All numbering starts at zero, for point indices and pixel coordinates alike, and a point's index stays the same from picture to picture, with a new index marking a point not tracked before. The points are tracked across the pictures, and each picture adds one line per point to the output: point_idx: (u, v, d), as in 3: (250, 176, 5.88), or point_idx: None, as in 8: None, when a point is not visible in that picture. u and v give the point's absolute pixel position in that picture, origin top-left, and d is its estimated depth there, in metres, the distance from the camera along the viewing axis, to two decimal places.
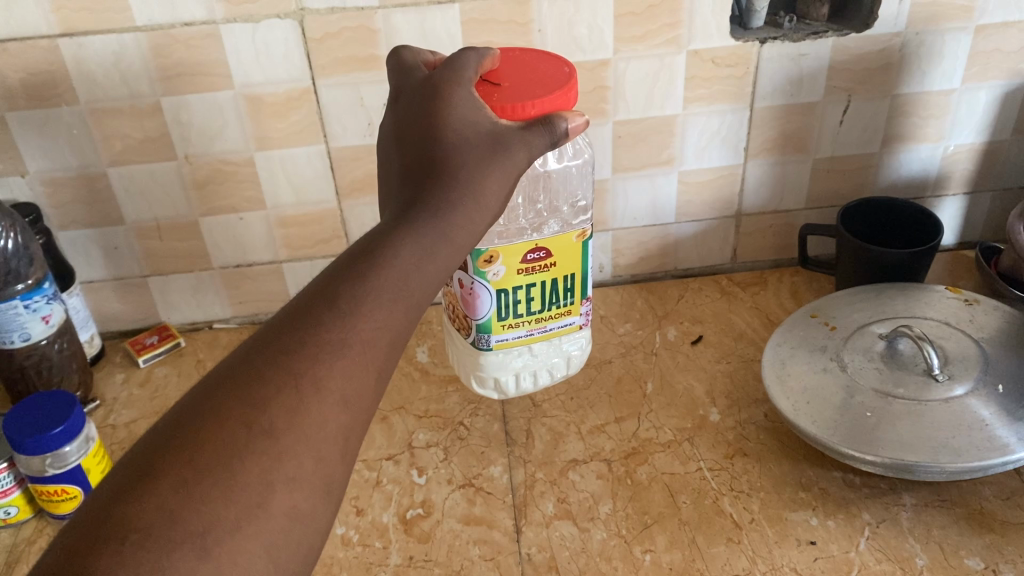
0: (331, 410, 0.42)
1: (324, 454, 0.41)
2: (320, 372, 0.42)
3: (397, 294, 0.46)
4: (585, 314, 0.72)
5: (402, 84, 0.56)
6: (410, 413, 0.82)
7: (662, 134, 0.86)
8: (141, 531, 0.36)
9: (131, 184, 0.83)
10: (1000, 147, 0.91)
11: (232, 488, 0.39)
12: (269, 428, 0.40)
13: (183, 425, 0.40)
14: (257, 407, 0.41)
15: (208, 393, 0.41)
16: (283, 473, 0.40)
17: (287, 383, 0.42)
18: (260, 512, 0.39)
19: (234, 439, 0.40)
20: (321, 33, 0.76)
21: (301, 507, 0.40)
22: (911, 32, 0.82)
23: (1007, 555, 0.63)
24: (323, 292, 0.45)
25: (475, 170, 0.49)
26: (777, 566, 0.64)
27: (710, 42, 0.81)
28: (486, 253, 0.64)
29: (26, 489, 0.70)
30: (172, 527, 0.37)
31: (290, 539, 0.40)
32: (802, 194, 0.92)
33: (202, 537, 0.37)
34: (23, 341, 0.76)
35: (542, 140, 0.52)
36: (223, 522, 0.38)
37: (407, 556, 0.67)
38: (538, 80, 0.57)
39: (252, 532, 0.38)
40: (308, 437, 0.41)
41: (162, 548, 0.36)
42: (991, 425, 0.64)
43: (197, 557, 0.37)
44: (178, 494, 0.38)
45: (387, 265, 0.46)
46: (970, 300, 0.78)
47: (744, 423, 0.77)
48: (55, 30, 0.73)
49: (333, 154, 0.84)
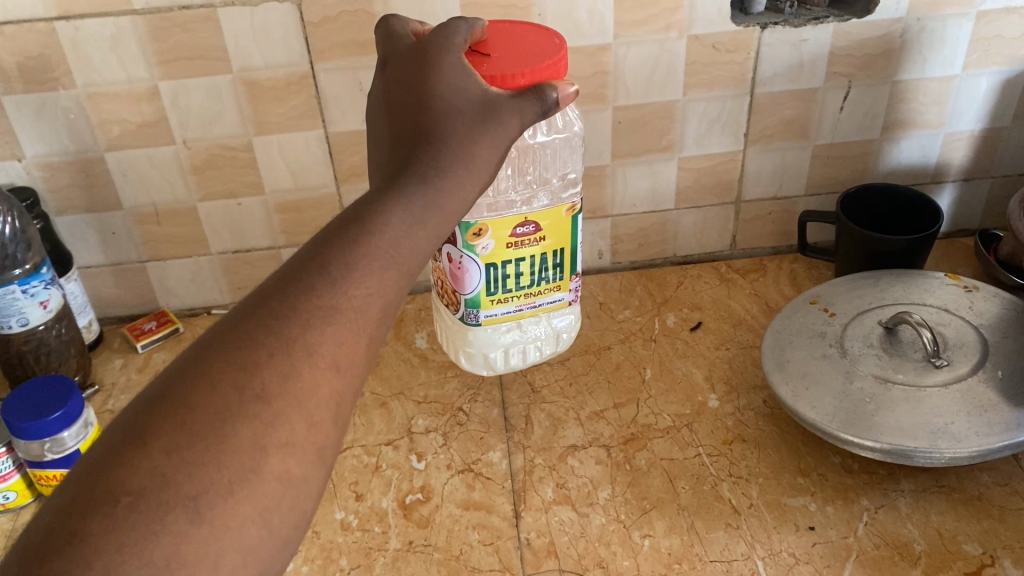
0: (323, 376, 0.42)
1: (316, 419, 0.41)
2: (312, 338, 0.42)
3: (388, 262, 0.45)
4: (574, 291, 0.73)
5: (390, 51, 0.56)
6: (409, 398, 0.82)
7: (662, 120, 0.86)
8: (133, 494, 0.36)
9: (128, 169, 0.82)
10: (1000, 133, 0.90)
11: (225, 452, 0.38)
12: (261, 393, 0.40)
13: (175, 388, 0.39)
14: (249, 370, 0.40)
15: (198, 356, 0.40)
16: (277, 438, 0.39)
17: (279, 348, 0.41)
18: (253, 477, 0.38)
19: (225, 404, 0.39)
20: (319, 16, 0.76)
21: (293, 473, 0.40)
22: (911, 19, 0.82)
23: (1004, 540, 0.64)
24: (313, 258, 0.44)
25: (465, 139, 0.50)
26: (775, 551, 0.64)
27: (711, 27, 0.80)
28: (475, 227, 0.66)
29: (25, 474, 0.70)
30: (164, 491, 0.36)
31: (283, 503, 0.39)
32: (802, 181, 0.92)
33: (196, 501, 0.37)
34: (21, 326, 0.76)
35: (534, 109, 0.53)
36: (217, 487, 0.37)
37: (406, 541, 0.67)
38: (527, 49, 0.59)
39: (247, 496, 0.38)
40: (300, 402, 0.40)
41: (155, 513, 0.36)
42: (989, 411, 0.64)
43: (190, 521, 0.36)
44: (170, 458, 0.37)
45: (378, 233, 0.46)
46: (970, 286, 0.78)
47: (743, 409, 0.77)
48: (51, 13, 0.73)
49: (331, 139, 0.83)
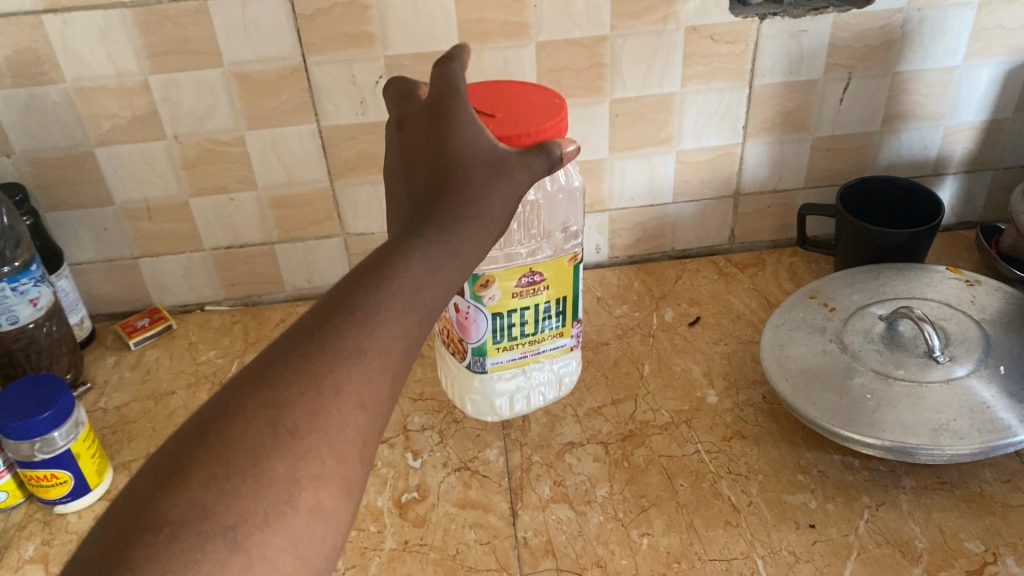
0: (351, 414, 0.41)
1: (345, 454, 0.40)
2: (341, 377, 0.41)
3: (410, 307, 0.44)
4: (576, 336, 0.73)
5: (403, 100, 0.56)
6: (404, 396, 0.81)
7: (660, 113, 0.85)
8: (174, 524, 0.35)
9: (119, 164, 0.81)
10: (1001, 125, 0.89)
11: (261, 485, 0.37)
12: (294, 429, 0.39)
13: (210, 425, 0.39)
14: (281, 408, 0.39)
15: (233, 397, 0.40)
16: (309, 472, 0.39)
17: (308, 386, 0.40)
18: (287, 509, 0.38)
19: (261, 440, 0.38)
20: (311, 9, 0.74)
21: (324, 506, 0.39)
22: (912, 9, 0.81)
23: (1006, 538, 0.63)
24: (337, 305, 0.43)
25: (480, 185, 0.49)
26: (775, 550, 0.64)
27: (709, 18, 0.79)
28: (482, 278, 0.66)
29: (15, 474, 0.69)
30: (205, 521, 0.36)
31: (316, 537, 0.38)
32: (801, 174, 0.91)
33: (234, 532, 0.36)
34: (10, 323, 0.75)
35: (541, 163, 0.51)
36: (253, 518, 0.37)
37: (402, 540, 0.66)
38: (530, 109, 0.60)
39: (282, 526, 0.37)
40: (330, 437, 0.40)
41: (196, 540, 0.35)
42: (992, 408, 0.64)
43: (229, 549, 0.36)
44: (208, 488, 0.36)
45: (399, 276, 0.45)
46: (972, 281, 0.77)
47: (742, 405, 0.77)
48: (39, 6, 0.71)
49: (324, 134, 0.82)
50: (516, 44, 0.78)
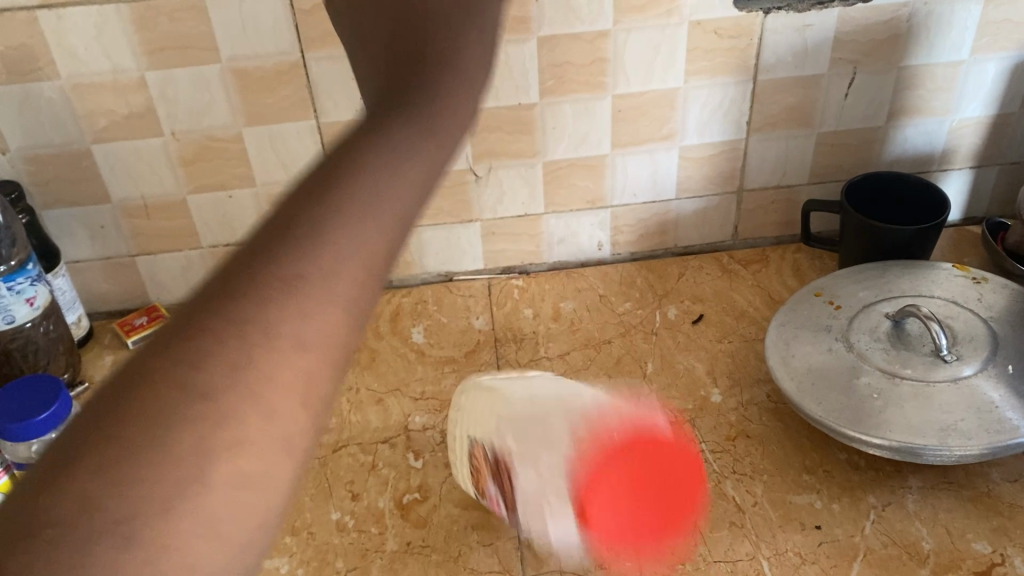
0: (285, 358, 0.34)
1: (277, 409, 0.33)
2: (266, 318, 0.34)
3: (352, 229, 0.37)
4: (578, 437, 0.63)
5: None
6: (406, 395, 0.80)
7: (663, 108, 0.84)
8: (57, 524, 0.29)
9: (116, 161, 0.80)
10: (1007, 120, 0.89)
11: (163, 461, 0.30)
12: (208, 389, 0.32)
13: (104, 392, 0.31)
14: (192, 362, 0.32)
15: (131, 359, 0.32)
16: (227, 437, 0.32)
17: (226, 332, 0.33)
18: (199, 487, 0.31)
19: (167, 405, 0.31)
20: (310, 4, 0.73)
21: (251, 477, 0.32)
22: (918, 3, 0.80)
23: (1014, 538, 0.62)
24: (270, 230, 0.36)
25: (430, 96, 0.43)
26: (780, 551, 0.63)
27: (713, 12, 0.78)
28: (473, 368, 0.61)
29: (13, 476, 0.68)
30: (95, 517, 0.29)
31: (242, 515, 0.32)
32: (805, 169, 0.90)
33: (129, 526, 0.29)
34: (7, 324, 0.74)
35: (484, 49, 0.46)
36: (152, 506, 0.30)
37: (403, 542, 0.66)
38: None
39: (192, 510, 0.31)
40: (256, 393, 0.33)
41: (86, 540, 0.29)
42: (1000, 408, 0.63)
43: (122, 547, 0.29)
44: (95, 474, 0.29)
45: (342, 193, 0.38)
46: (978, 278, 0.76)
47: (746, 404, 0.76)
48: (32, 1, 0.70)
49: (323, 130, 0.81)
50: (518, 38, 0.77)
